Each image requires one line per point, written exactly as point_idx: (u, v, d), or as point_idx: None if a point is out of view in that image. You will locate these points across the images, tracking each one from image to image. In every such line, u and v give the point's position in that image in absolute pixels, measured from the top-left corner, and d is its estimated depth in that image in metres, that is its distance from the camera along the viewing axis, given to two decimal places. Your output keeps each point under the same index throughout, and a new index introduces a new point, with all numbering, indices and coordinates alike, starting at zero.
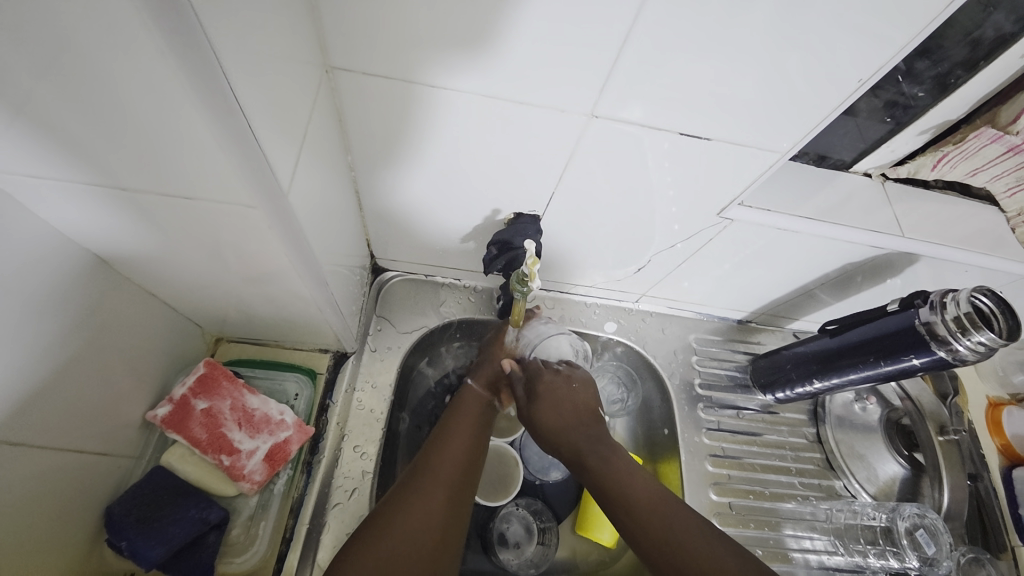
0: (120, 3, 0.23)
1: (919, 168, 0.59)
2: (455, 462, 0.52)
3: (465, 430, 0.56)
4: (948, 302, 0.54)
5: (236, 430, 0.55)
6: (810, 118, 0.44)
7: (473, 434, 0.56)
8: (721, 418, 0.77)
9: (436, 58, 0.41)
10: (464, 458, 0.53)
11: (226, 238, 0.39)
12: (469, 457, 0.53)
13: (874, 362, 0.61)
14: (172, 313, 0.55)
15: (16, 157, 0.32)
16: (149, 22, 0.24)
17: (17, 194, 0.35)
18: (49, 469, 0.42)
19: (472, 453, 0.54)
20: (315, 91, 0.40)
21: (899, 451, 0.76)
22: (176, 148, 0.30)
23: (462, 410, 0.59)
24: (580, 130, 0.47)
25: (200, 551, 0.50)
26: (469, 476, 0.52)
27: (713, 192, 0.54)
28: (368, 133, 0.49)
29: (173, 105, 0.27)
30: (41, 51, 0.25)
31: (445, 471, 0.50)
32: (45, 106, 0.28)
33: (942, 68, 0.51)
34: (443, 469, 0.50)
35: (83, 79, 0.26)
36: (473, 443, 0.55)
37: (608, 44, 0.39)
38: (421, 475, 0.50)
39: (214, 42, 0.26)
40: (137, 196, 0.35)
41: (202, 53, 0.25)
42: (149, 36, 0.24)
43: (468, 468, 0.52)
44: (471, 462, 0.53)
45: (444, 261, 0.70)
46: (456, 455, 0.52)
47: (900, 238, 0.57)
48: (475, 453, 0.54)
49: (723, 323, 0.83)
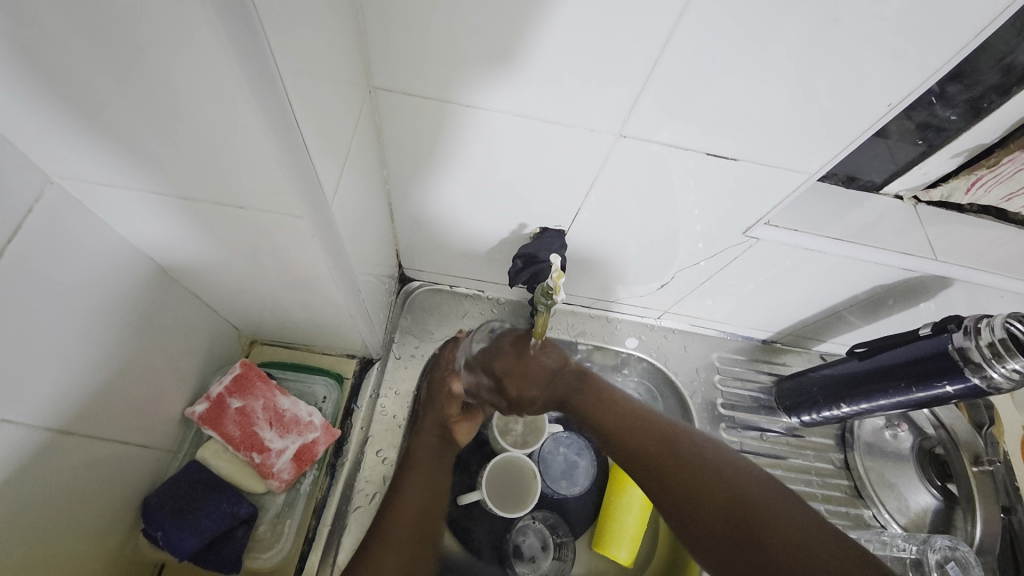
0: (203, 32, 0.25)
1: (952, 193, 0.59)
2: (418, 502, 0.55)
3: (426, 462, 0.59)
4: (983, 327, 0.52)
5: (266, 430, 0.57)
6: (843, 133, 0.44)
7: (436, 467, 0.59)
8: (744, 439, 0.76)
9: (472, 78, 0.43)
10: (427, 494, 0.57)
11: (270, 245, 0.42)
12: (432, 491, 0.57)
13: (906, 387, 0.59)
14: (213, 314, 0.57)
15: (91, 166, 0.35)
16: (226, 49, 0.26)
17: (88, 199, 0.38)
18: (96, 458, 0.45)
19: (435, 486, 0.58)
20: (358, 109, 0.42)
21: (931, 481, 0.73)
22: (233, 159, 0.33)
23: (421, 441, 0.61)
24: (608, 148, 0.48)
25: (228, 545, 0.52)
26: (434, 510, 0.56)
27: (739, 211, 0.54)
28: (403, 148, 0.51)
29: (236, 120, 0.30)
30: (125, 70, 0.27)
31: (408, 512, 0.54)
32: (121, 116, 0.31)
33: (975, 92, 0.51)
34: (408, 511, 0.54)
35: (159, 94, 0.29)
36: (434, 476, 0.58)
37: (637, 66, 0.40)
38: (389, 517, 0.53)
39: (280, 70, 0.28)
40: (192, 203, 0.38)
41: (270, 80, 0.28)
42: (225, 63, 0.26)
43: (433, 502, 0.56)
44: (433, 495, 0.57)
45: (469, 272, 0.71)
46: (419, 492, 0.56)
47: (932, 261, 0.56)
48: (437, 485, 0.58)
49: (747, 343, 0.82)
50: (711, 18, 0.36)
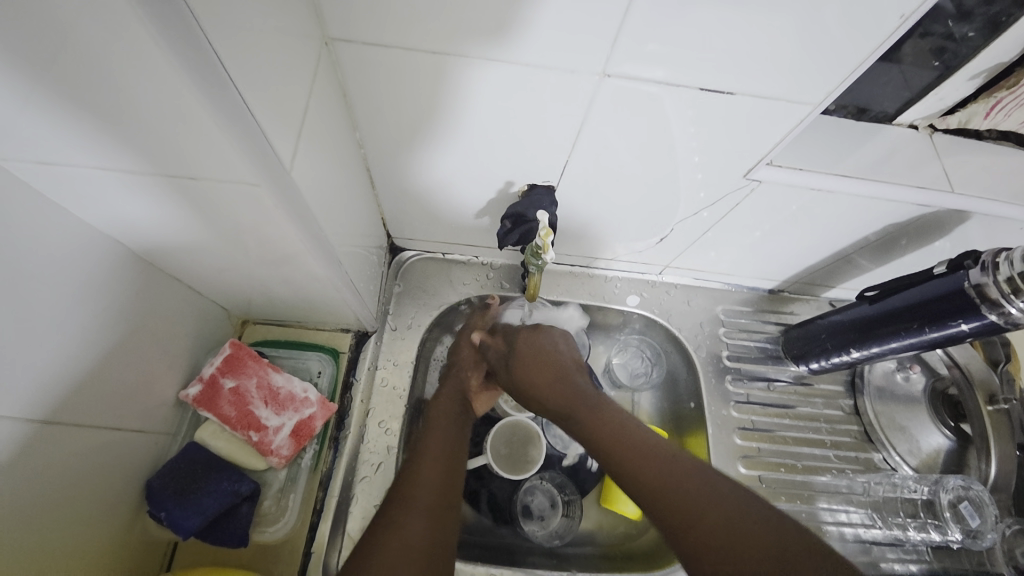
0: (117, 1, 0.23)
1: (970, 118, 0.54)
2: (438, 466, 0.55)
3: (445, 432, 0.59)
4: (1001, 261, 0.49)
5: (262, 408, 0.57)
6: (849, 59, 0.40)
7: (453, 436, 0.59)
8: (751, 391, 0.74)
9: (432, 26, 0.39)
10: (444, 460, 0.56)
11: (235, 218, 0.40)
12: (451, 457, 0.57)
13: (918, 328, 0.57)
14: (198, 296, 0.56)
15: (31, 144, 0.32)
16: (143, 17, 0.24)
17: (35, 180, 0.36)
18: (93, 446, 0.45)
19: (453, 454, 0.57)
20: (314, 67, 0.39)
21: (944, 422, 0.72)
22: (175, 131, 0.30)
23: (440, 413, 0.62)
24: (592, 91, 0.45)
25: (233, 521, 0.53)
26: (454, 476, 0.55)
27: (739, 153, 0.51)
28: (374, 107, 0.48)
29: (165, 88, 0.27)
30: (34, 39, 0.25)
31: (429, 476, 0.53)
32: (44, 93, 0.28)
33: (995, 7, 0.46)
34: (430, 477, 0.53)
35: (80, 64, 0.26)
36: (454, 442, 0.59)
37: (616, 1, 0.36)
38: (411, 481, 0.53)
39: (210, 36, 0.27)
40: (144, 179, 0.36)
41: (200, 49, 0.26)
42: (145, 32, 0.24)
43: (452, 469, 0.56)
44: (453, 461, 0.56)
45: (460, 237, 0.69)
46: (439, 458, 0.56)
47: (949, 194, 0.52)
48: (455, 452, 0.58)
49: (752, 294, 0.80)
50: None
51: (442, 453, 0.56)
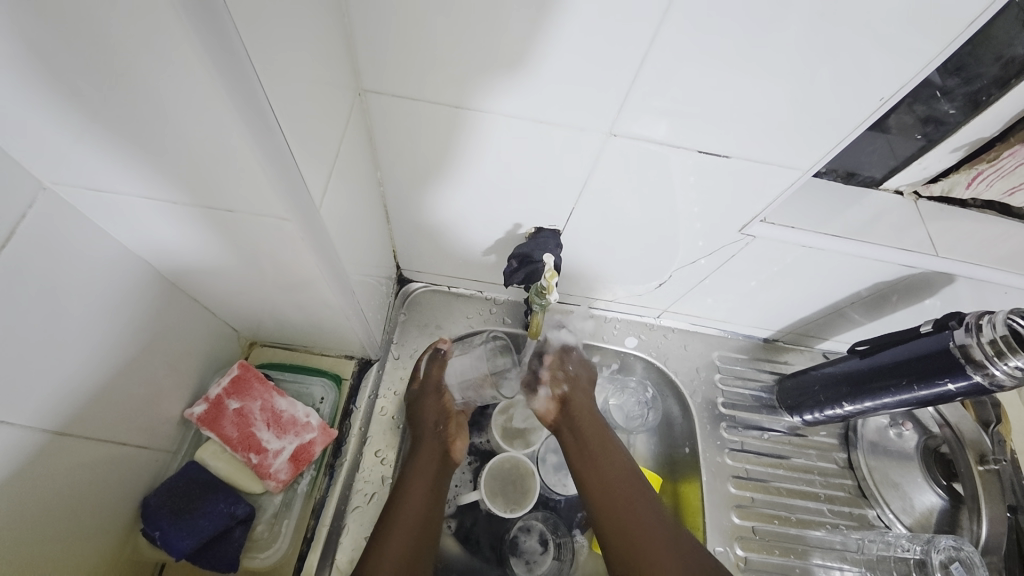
0: (190, 55, 0.26)
1: (952, 186, 0.58)
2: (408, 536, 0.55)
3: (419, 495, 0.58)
4: (984, 324, 0.51)
5: (264, 431, 0.58)
6: (837, 130, 0.44)
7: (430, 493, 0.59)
8: (745, 438, 0.75)
9: (459, 80, 0.43)
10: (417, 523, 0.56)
11: (263, 248, 0.42)
12: (425, 522, 0.57)
13: (907, 385, 0.58)
14: (213, 317, 0.58)
15: (87, 172, 0.35)
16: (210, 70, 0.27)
17: (82, 204, 0.39)
18: (97, 459, 0.46)
19: (426, 516, 0.57)
20: (347, 113, 0.43)
21: (937, 481, 0.72)
22: (221, 167, 0.33)
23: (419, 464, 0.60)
24: (600, 147, 0.48)
25: (226, 544, 0.53)
26: (423, 542, 0.56)
27: (736, 209, 0.54)
28: (397, 150, 0.51)
29: (218, 126, 0.30)
30: (111, 79, 0.28)
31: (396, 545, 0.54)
32: (111, 127, 0.31)
33: (974, 86, 0.50)
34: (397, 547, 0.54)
35: (142, 102, 0.29)
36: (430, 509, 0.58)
37: (627, 67, 0.40)
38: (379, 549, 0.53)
39: (266, 87, 0.30)
40: (185, 210, 0.38)
41: (256, 98, 0.29)
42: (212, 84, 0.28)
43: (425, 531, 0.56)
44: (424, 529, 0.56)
45: (467, 272, 0.71)
46: (410, 522, 0.56)
47: (933, 258, 0.55)
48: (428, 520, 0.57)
49: (748, 342, 0.82)
50: (694, 20, 0.36)
51: (416, 517, 0.56)
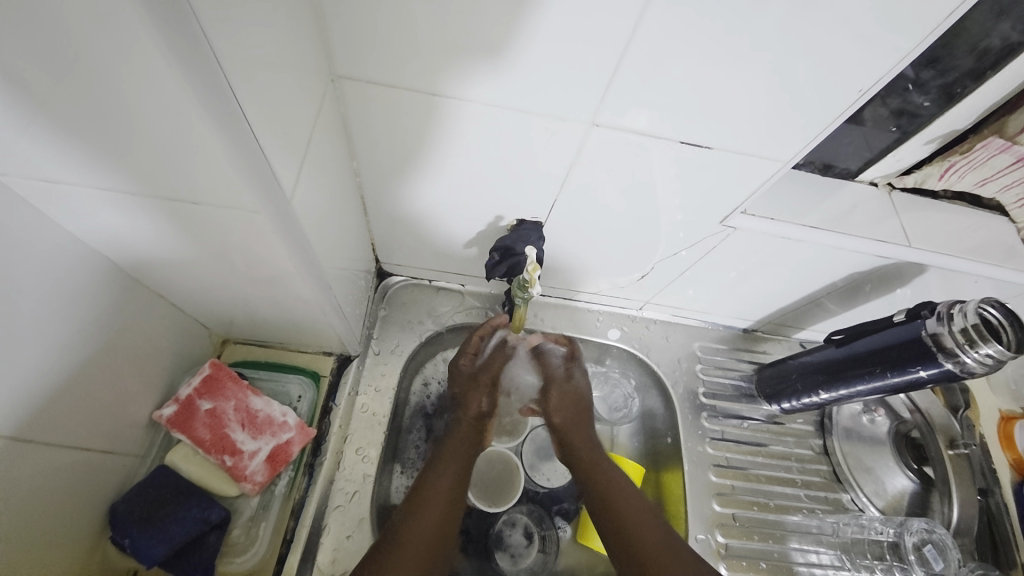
0: (142, 37, 0.24)
1: (925, 178, 0.59)
2: (435, 522, 0.53)
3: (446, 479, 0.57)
4: (955, 312, 0.53)
5: (239, 432, 0.56)
6: (817, 121, 0.44)
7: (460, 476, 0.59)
8: (725, 427, 0.76)
9: (435, 67, 0.41)
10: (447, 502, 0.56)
11: (232, 242, 0.40)
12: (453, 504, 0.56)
13: (881, 373, 0.60)
14: (180, 314, 0.56)
15: (34, 161, 0.33)
16: (165, 52, 0.25)
17: (31, 195, 0.36)
18: (59, 466, 0.43)
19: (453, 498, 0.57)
20: (320, 99, 0.41)
21: (908, 464, 0.75)
22: (181, 156, 0.31)
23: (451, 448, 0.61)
24: (583, 137, 0.47)
25: (201, 551, 0.51)
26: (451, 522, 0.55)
27: (717, 201, 0.54)
28: (373, 140, 0.49)
29: (176, 113, 0.28)
30: (54, 62, 0.26)
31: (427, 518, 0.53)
32: (57, 113, 0.29)
33: (949, 78, 0.51)
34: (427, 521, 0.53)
35: (92, 88, 0.27)
36: (454, 490, 0.57)
37: (610, 54, 0.39)
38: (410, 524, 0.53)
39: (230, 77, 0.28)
40: (145, 201, 0.36)
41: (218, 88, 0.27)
42: (167, 69, 0.26)
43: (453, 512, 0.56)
44: (446, 516, 0.55)
45: (448, 265, 0.70)
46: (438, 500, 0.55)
47: (906, 248, 0.57)
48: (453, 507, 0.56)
49: (728, 332, 0.83)
50: (675, 14, 0.36)
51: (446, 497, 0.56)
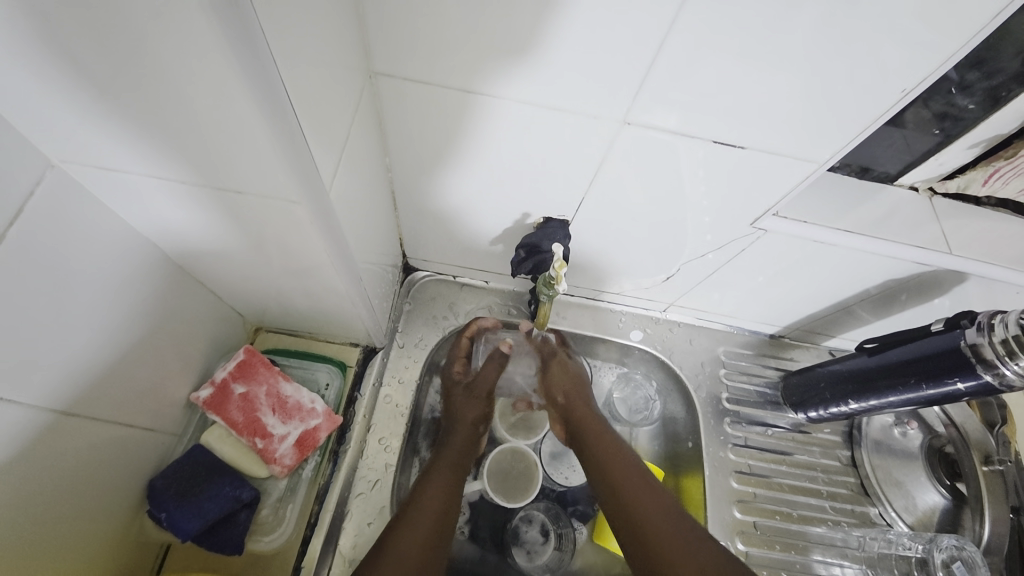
0: (203, 29, 0.26)
1: (968, 185, 0.57)
2: (440, 509, 0.55)
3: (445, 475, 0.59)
4: (996, 323, 0.51)
5: (269, 416, 0.58)
6: (855, 123, 0.43)
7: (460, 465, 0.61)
8: (749, 434, 0.75)
9: (469, 65, 0.42)
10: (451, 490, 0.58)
11: (271, 232, 0.42)
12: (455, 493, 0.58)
13: (915, 384, 0.58)
14: (219, 301, 0.58)
15: (96, 150, 0.35)
16: (223, 44, 0.26)
17: (90, 183, 0.38)
18: (104, 440, 0.46)
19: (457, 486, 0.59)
20: (357, 95, 0.42)
21: (940, 480, 0.72)
22: (231, 145, 0.33)
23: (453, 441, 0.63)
24: (612, 136, 0.47)
25: (231, 528, 0.53)
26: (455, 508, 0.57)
27: (748, 203, 0.53)
28: (406, 136, 0.51)
29: (229, 103, 0.30)
30: (120, 53, 0.27)
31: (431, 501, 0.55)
32: (120, 102, 0.31)
33: (995, 81, 0.49)
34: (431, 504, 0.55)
35: (154, 79, 0.29)
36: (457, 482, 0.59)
37: (643, 53, 0.39)
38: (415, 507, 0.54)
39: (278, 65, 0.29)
40: (194, 190, 0.38)
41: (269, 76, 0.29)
42: (224, 60, 0.27)
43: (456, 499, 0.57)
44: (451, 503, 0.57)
45: (473, 261, 0.71)
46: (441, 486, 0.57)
47: (946, 255, 0.55)
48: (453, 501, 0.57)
49: (754, 338, 0.81)
50: (702, 25, 0.37)
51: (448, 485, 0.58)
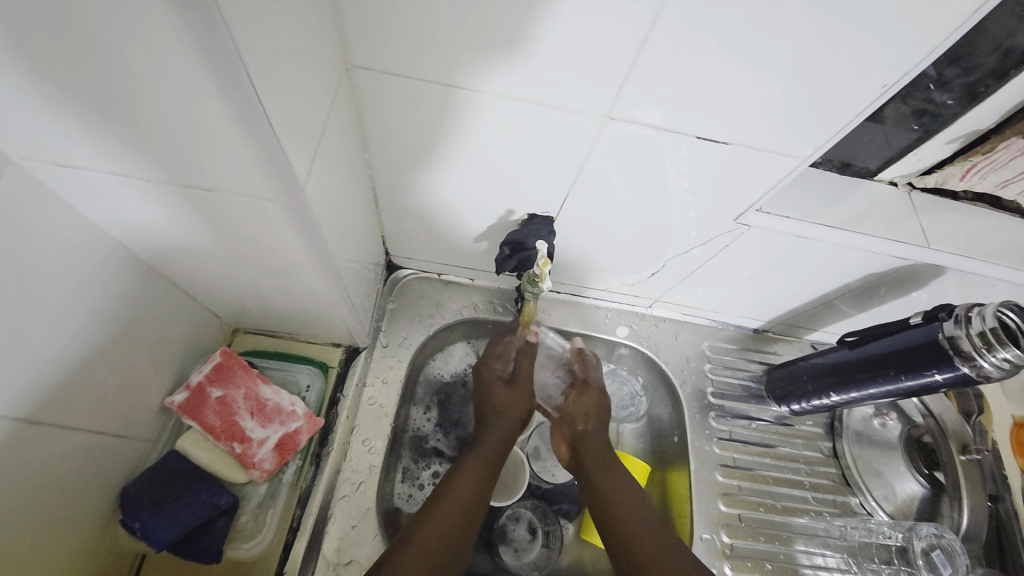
0: (160, 18, 0.24)
1: (947, 178, 0.58)
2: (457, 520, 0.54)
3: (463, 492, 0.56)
4: (973, 316, 0.52)
5: (248, 420, 0.57)
6: (837, 119, 0.43)
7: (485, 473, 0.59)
8: (733, 428, 0.75)
9: (449, 59, 0.41)
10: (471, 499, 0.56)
11: (246, 231, 0.41)
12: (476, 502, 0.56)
13: (895, 376, 0.59)
14: (193, 302, 0.56)
15: (52, 145, 0.33)
16: (183, 36, 0.25)
17: (47, 179, 0.36)
18: (71, 449, 0.44)
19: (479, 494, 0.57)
20: (333, 88, 0.41)
21: (919, 469, 0.73)
22: (198, 141, 0.31)
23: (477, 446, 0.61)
24: (596, 131, 0.47)
25: (210, 535, 0.52)
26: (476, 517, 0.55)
27: (732, 198, 0.53)
28: (386, 131, 0.49)
29: (192, 98, 0.28)
30: (71, 42, 0.26)
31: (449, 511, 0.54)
32: (76, 95, 0.29)
33: (973, 77, 0.50)
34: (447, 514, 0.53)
35: (110, 70, 0.27)
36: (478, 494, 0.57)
37: (626, 47, 0.39)
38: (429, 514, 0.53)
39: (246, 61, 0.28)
40: (160, 187, 0.36)
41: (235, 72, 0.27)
42: (185, 51, 0.26)
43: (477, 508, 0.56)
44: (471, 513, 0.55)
45: (457, 258, 0.70)
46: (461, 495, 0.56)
47: (925, 249, 0.56)
48: (468, 521, 0.54)
49: (739, 332, 0.82)
50: (683, 24, 0.37)
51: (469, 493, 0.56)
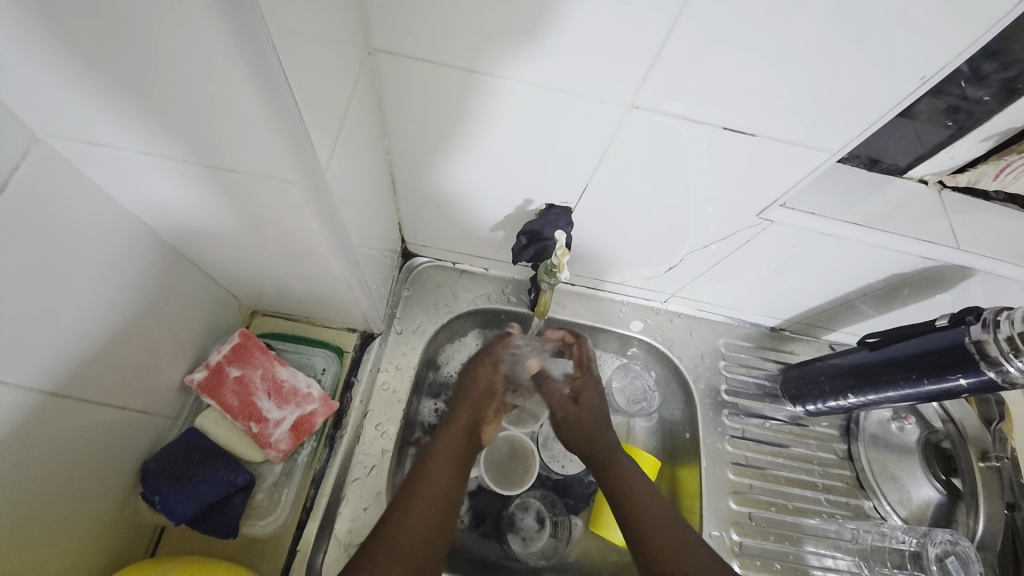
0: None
1: (980, 177, 0.56)
2: (433, 514, 0.55)
3: (440, 485, 0.57)
4: (1002, 320, 0.50)
5: (264, 400, 0.58)
6: (867, 114, 0.41)
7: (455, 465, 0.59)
8: (746, 426, 0.75)
9: (471, 45, 0.41)
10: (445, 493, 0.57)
11: (267, 213, 0.41)
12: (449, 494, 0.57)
13: (917, 379, 0.57)
14: (213, 284, 0.57)
15: (82, 123, 0.33)
16: (213, 12, 0.25)
17: (75, 157, 0.37)
18: (95, 423, 0.45)
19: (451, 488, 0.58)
20: (355, 73, 0.40)
21: (936, 475, 0.72)
22: (223, 121, 0.32)
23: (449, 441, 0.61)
24: (617, 121, 0.46)
25: (226, 511, 0.53)
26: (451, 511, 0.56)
27: (755, 192, 0.52)
28: (406, 117, 0.49)
29: (219, 75, 0.28)
30: (102, 21, 0.26)
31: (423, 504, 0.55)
32: (107, 74, 0.29)
33: (1011, 72, 0.47)
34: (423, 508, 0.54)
35: (139, 48, 0.27)
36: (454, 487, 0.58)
37: (651, 37, 0.38)
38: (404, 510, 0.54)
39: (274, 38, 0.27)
40: (186, 168, 0.37)
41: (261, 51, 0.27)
42: (215, 28, 0.26)
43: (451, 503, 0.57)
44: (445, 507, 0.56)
45: (473, 247, 0.70)
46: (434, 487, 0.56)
47: (954, 250, 0.54)
48: (445, 517, 0.55)
49: (755, 330, 0.81)
50: (710, 15, 0.36)
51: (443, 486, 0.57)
